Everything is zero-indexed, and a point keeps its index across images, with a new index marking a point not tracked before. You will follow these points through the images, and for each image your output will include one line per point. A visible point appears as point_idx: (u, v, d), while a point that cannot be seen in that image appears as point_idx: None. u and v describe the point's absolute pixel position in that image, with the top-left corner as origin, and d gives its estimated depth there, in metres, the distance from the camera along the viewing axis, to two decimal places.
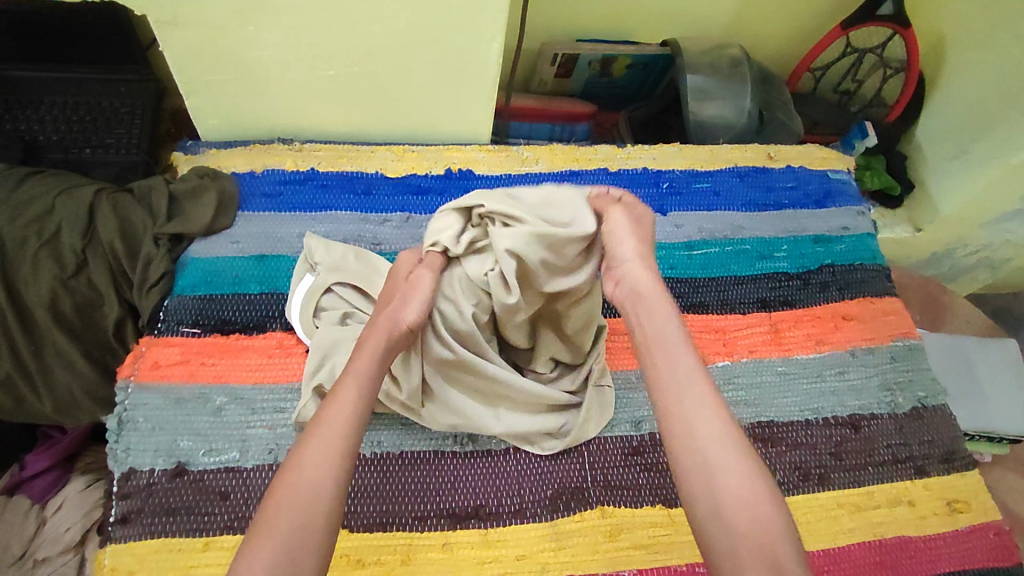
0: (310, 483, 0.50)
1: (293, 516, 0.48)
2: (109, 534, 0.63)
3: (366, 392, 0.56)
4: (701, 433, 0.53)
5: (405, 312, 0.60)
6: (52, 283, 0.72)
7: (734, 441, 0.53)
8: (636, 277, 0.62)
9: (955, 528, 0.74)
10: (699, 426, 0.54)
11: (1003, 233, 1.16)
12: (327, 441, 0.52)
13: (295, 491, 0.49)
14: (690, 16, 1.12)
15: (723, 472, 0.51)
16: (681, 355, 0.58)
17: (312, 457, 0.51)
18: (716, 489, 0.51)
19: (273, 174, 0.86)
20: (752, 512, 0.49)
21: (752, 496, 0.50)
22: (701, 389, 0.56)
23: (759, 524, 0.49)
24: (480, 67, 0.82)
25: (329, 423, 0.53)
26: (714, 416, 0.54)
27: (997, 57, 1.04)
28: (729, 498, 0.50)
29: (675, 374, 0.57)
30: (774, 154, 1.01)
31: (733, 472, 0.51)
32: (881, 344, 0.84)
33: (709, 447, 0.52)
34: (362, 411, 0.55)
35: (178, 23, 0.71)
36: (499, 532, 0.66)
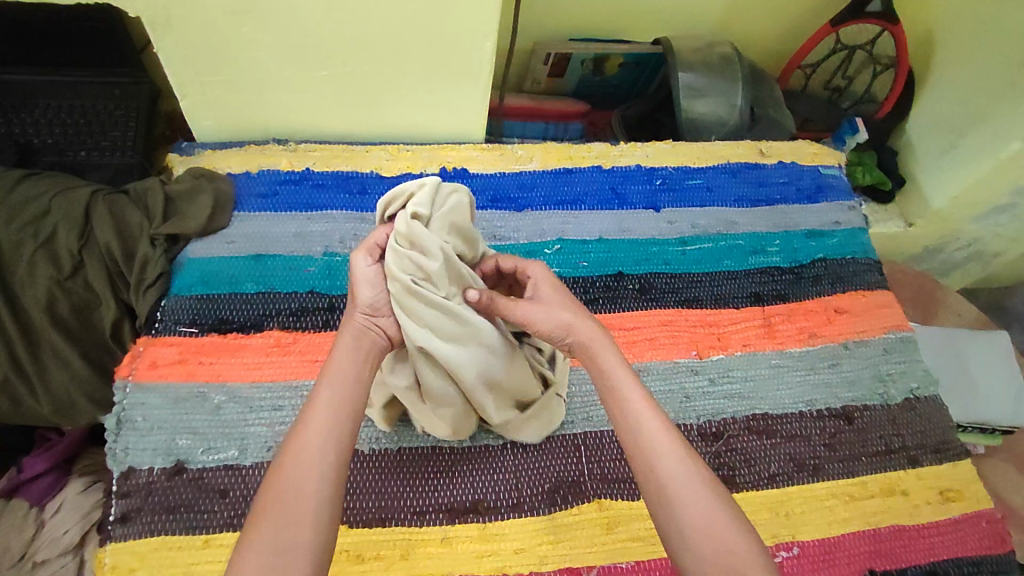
0: (300, 486, 0.48)
1: (283, 522, 0.46)
2: (109, 533, 0.63)
3: (346, 392, 0.54)
4: (663, 474, 0.52)
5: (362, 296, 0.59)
6: (48, 284, 0.73)
7: (696, 475, 0.53)
8: (581, 329, 0.60)
9: (948, 517, 0.74)
10: (660, 468, 0.53)
11: (994, 227, 1.17)
12: (311, 445, 0.50)
13: (283, 497, 0.47)
14: (681, 14, 1.13)
15: (689, 510, 0.51)
16: (633, 395, 0.57)
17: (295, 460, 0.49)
18: (684, 528, 0.50)
19: (269, 174, 0.86)
20: (722, 545, 0.49)
21: (719, 527, 0.50)
22: (656, 426, 0.55)
23: (731, 555, 0.48)
24: (473, 66, 0.82)
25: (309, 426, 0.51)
26: (674, 454, 0.53)
27: (987, 51, 1.05)
28: (697, 534, 0.50)
29: (629, 416, 0.56)
30: (765, 150, 1.02)
31: (699, 508, 0.51)
32: (873, 336, 0.85)
33: (672, 486, 0.52)
34: (344, 410, 0.53)
35: (172, 25, 0.72)
36: (497, 527, 0.66)
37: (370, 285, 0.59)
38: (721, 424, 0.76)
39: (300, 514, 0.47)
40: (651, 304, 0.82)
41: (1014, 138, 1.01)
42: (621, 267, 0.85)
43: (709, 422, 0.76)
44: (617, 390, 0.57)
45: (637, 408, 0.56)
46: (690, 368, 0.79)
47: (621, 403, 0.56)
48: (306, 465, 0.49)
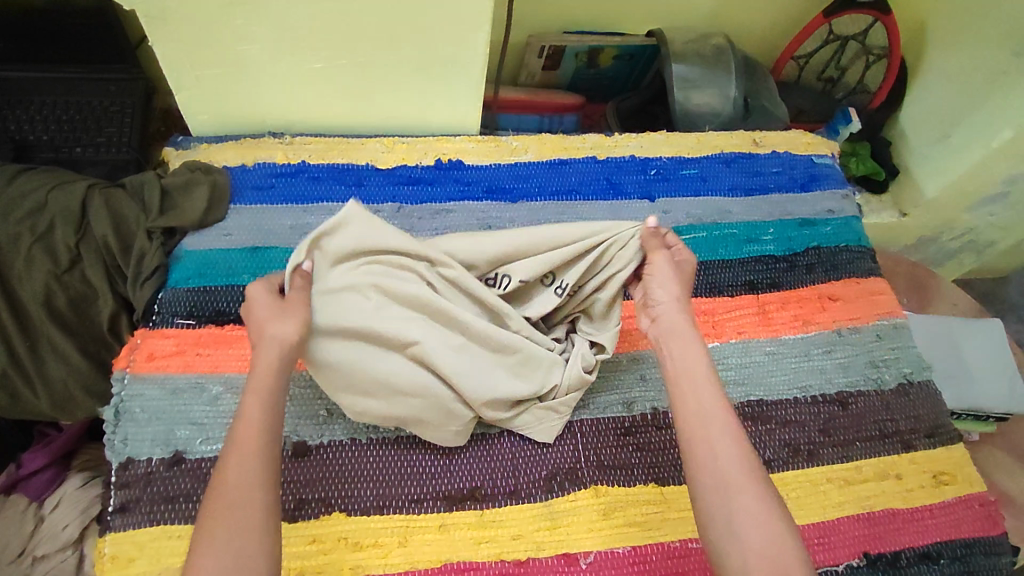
0: (240, 495, 0.51)
1: (229, 528, 0.50)
2: (108, 523, 0.63)
3: (273, 398, 0.57)
4: (723, 458, 0.56)
5: (275, 324, 0.60)
6: (46, 278, 0.73)
7: (749, 466, 0.56)
8: (671, 316, 0.66)
9: (941, 500, 0.75)
10: (722, 451, 0.57)
11: (987, 216, 1.18)
12: (244, 453, 0.53)
13: (225, 504, 0.51)
14: (674, 6, 1.13)
15: (739, 495, 0.55)
16: (705, 381, 0.61)
17: (235, 469, 0.53)
18: (735, 512, 0.54)
19: (265, 167, 0.86)
20: (766, 531, 0.53)
21: (764, 516, 0.53)
22: (722, 414, 0.59)
23: (772, 543, 0.52)
24: (467, 57, 0.83)
25: (242, 438, 0.54)
26: (734, 442, 0.57)
27: (979, 40, 1.06)
28: (745, 518, 0.54)
29: (699, 400, 0.60)
30: (759, 139, 1.02)
31: (750, 495, 0.55)
32: (867, 323, 0.86)
33: (729, 470, 0.56)
34: (271, 418, 0.56)
35: (167, 18, 0.72)
36: (494, 513, 0.67)
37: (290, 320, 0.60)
38: None
39: (244, 518, 0.51)
40: None
41: (1006, 126, 1.02)
42: None
43: None
44: (693, 375, 0.62)
45: (709, 395, 0.60)
46: None
47: (694, 389, 0.61)
48: (246, 474, 0.52)
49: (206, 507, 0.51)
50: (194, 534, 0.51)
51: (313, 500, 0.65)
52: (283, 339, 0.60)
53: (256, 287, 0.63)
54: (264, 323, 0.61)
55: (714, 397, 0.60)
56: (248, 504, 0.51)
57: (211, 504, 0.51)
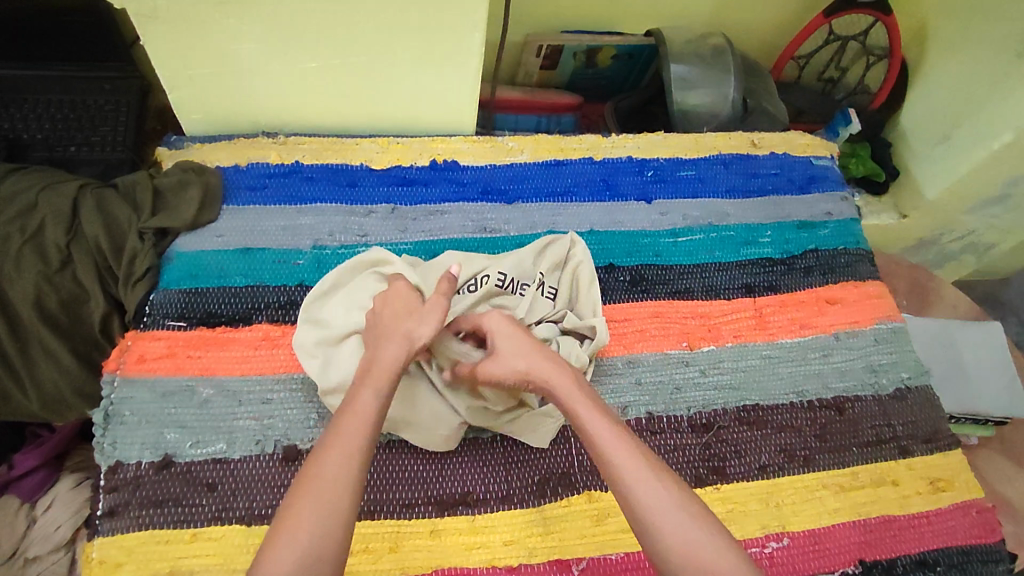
0: (333, 490, 0.50)
1: (312, 521, 0.48)
2: (97, 527, 0.63)
3: (386, 396, 0.57)
4: (640, 497, 0.52)
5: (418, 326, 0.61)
6: (36, 279, 0.72)
7: (671, 492, 0.53)
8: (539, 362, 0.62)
9: (937, 507, 0.75)
10: (633, 486, 0.53)
11: (988, 218, 1.17)
12: (347, 448, 0.52)
13: (316, 496, 0.50)
14: (673, 5, 1.12)
15: (667, 528, 0.51)
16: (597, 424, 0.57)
17: (333, 463, 0.52)
18: (665, 544, 0.51)
19: (258, 167, 0.86)
20: (702, 558, 0.49)
21: (698, 540, 0.50)
22: (625, 451, 0.55)
23: (707, 563, 0.49)
24: (462, 57, 0.82)
25: (345, 431, 0.54)
26: (646, 475, 0.53)
27: (981, 40, 1.04)
28: (679, 551, 0.50)
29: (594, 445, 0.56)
30: (758, 140, 1.01)
31: (678, 525, 0.51)
32: (865, 327, 0.85)
33: (649, 506, 0.52)
34: (378, 420, 0.56)
35: (158, 17, 0.71)
36: (487, 518, 0.66)
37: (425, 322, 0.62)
38: (712, 415, 0.76)
39: (330, 504, 0.49)
40: (641, 295, 0.82)
41: (1007, 128, 1.01)
42: (610, 259, 0.85)
43: (700, 413, 0.76)
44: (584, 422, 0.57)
45: (606, 439, 0.56)
46: (680, 360, 0.78)
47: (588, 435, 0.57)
48: (341, 468, 0.51)
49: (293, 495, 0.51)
50: (276, 519, 0.49)
51: None
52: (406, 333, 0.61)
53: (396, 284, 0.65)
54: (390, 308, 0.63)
55: (609, 436, 0.56)
56: (336, 500, 0.50)
57: (302, 491, 0.50)
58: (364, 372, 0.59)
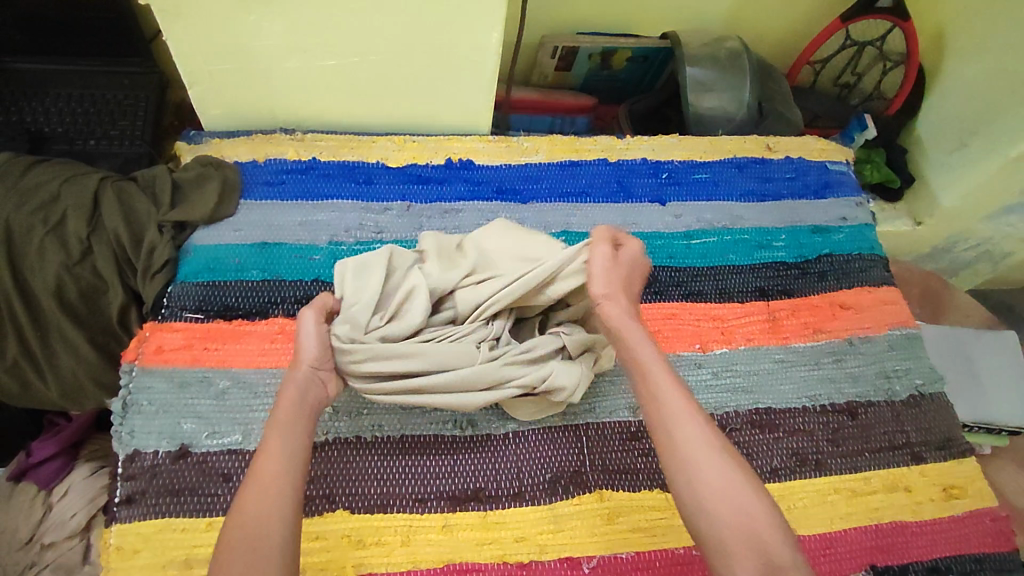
0: (254, 527, 0.49)
1: (242, 558, 0.48)
2: (114, 514, 0.64)
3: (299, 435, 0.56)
4: (684, 438, 0.55)
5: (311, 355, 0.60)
6: (57, 270, 0.73)
7: (711, 439, 0.55)
8: (609, 306, 0.64)
9: (950, 514, 0.74)
10: (678, 430, 0.56)
11: (1004, 227, 1.16)
12: (265, 483, 0.52)
13: (239, 533, 0.49)
14: (689, 8, 1.13)
15: (706, 469, 0.54)
16: (656, 367, 0.60)
17: (252, 503, 0.51)
18: (701, 490, 0.53)
19: (276, 163, 0.87)
20: (735, 502, 0.52)
21: (732, 485, 0.53)
22: (677, 396, 0.58)
23: (741, 514, 0.51)
24: (479, 57, 0.82)
25: (260, 473, 0.52)
26: (693, 419, 0.56)
27: (999, 47, 1.04)
28: (713, 493, 0.53)
29: (649, 385, 0.59)
30: (773, 144, 1.01)
31: (714, 469, 0.54)
32: (879, 333, 0.85)
33: (691, 449, 0.55)
34: (296, 456, 0.54)
35: (181, 13, 0.72)
36: (498, 515, 0.67)
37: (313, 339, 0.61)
38: (724, 418, 0.76)
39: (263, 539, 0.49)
40: (655, 297, 0.82)
41: None
42: None
43: (713, 416, 0.76)
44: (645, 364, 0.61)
45: (660, 381, 0.59)
46: (693, 362, 0.78)
47: (646, 375, 0.60)
48: (263, 506, 0.50)
49: (222, 536, 0.50)
50: (211, 560, 0.49)
51: (316, 497, 0.65)
52: (303, 376, 0.59)
53: (306, 311, 0.62)
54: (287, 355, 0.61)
55: (665, 381, 0.59)
56: (265, 534, 0.49)
57: (225, 535, 0.49)
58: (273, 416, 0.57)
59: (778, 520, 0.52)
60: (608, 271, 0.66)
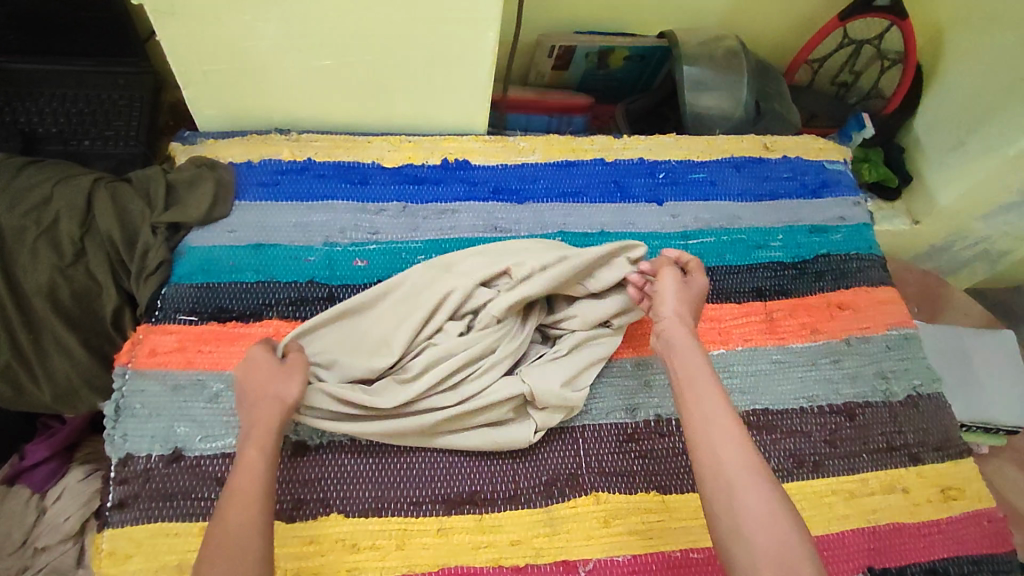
0: (233, 538, 0.51)
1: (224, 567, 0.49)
2: (107, 518, 0.63)
3: (272, 449, 0.58)
4: (728, 461, 0.55)
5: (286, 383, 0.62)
6: (50, 271, 0.73)
7: (758, 468, 0.55)
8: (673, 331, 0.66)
9: (948, 515, 0.74)
10: (725, 454, 0.56)
11: (1003, 226, 1.16)
12: (246, 498, 0.54)
13: (222, 544, 0.51)
14: (686, 7, 1.12)
15: (745, 494, 0.53)
16: (710, 393, 0.60)
17: (236, 513, 0.53)
18: (741, 513, 0.52)
19: (271, 163, 0.86)
20: (774, 532, 0.51)
21: (771, 516, 0.52)
22: (727, 421, 0.58)
23: (778, 543, 0.51)
24: (476, 56, 0.82)
25: (240, 485, 0.54)
26: (741, 446, 0.56)
27: (998, 46, 1.03)
28: (750, 518, 0.52)
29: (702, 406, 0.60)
30: (770, 144, 1.01)
31: (757, 495, 0.53)
32: (876, 333, 0.84)
33: (735, 473, 0.54)
34: (267, 470, 0.56)
35: (174, 13, 0.71)
36: (494, 518, 0.66)
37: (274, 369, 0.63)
38: None
39: (241, 552, 0.50)
40: None
41: None
42: None
43: None
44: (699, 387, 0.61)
45: (714, 406, 0.59)
46: None
47: (698, 399, 0.60)
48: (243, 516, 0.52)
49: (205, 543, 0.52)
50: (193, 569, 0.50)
51: (310, 501, 0.65)
52: (279, 389, 0.62)
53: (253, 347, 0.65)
54: (259, 373, 0.63)
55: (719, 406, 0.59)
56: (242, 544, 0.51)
57: (209, 543, 0.51)
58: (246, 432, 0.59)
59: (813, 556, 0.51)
60: (682, 289, 0.70)
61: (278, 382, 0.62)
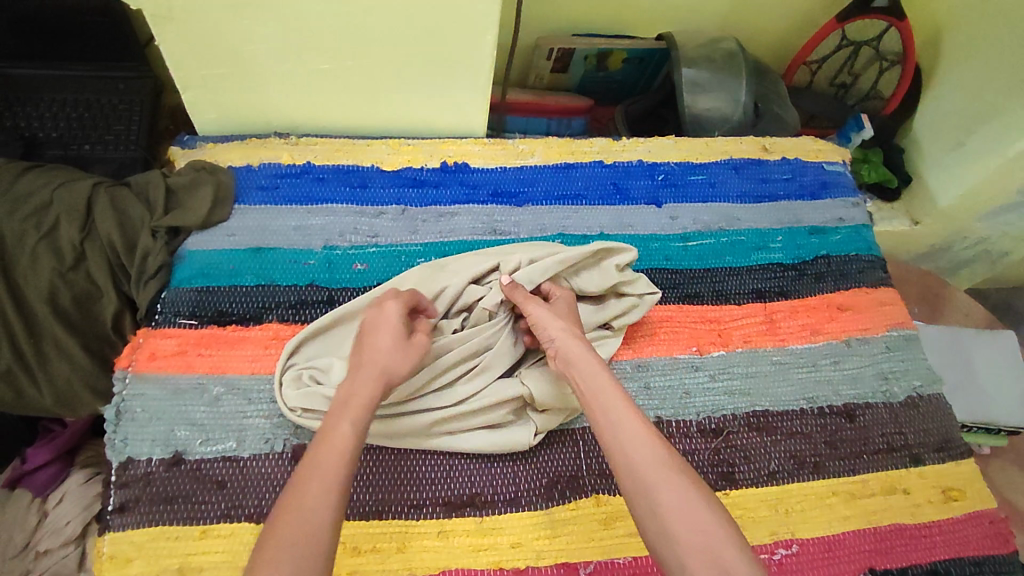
0: (314, 520, 0.47)
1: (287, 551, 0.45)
2: (107, 522, 0.63)
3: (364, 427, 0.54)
4: (642, 463, 0.52)
5: (399, 362, 0.60)
6: (51, 276, 0.73)
7: (671, 461, 0.52)
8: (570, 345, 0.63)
9: (950, 516, 0.74)
10: (637, 452, 0.53)
11: (1002, 226, 1.16)
12: (330, 475, 0.49)
13: (299, 526, 0.46)
14: (685, 9, 1.12)
15: (664, 491, 0.50)
16: (613, 397, 0.57)
17: (316, 493, 0.48)
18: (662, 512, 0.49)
19: (270, 167, 0.86)
20: (699, 526, 0.48)
21: (692, 511, 0.49)
22: (634, 421, 0.55)
23: (704, 533, 0.48)
24: (475, 59, 0.82)
25: (329, 459, 0.50)
26: (651, 442, 0.53)
27: (996, 47, 1.03)
28: (672, 513, 0.49)
29: (607, 411, 0.56)
30: (770, 146, 1.01)
31: (674, 489, 0.50)
32: (876, 334, 0.84)
33: (648, 472, 0.51)
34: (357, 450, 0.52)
35: (174, 18, 0.71)
36: (494, 520, 0.66)
37: (388, 333, 0.62)
38: (721, 420, 0.75)
39: (316, 537, 0.46)
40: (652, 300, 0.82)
41: (1020, 136, 1.00)
42: None
43: (710, 418, 0.75)
44: (598, 394, 0.58)
45: (619, 408, 0.56)
46: (690, 364, 0.78)
47: (603, 404, 0.57)
48: (320, 494, 0.48)
49: (273, 521, 0.47)
50: (253, 555, 0.45)
51: None
52: (389, 363, 0.60)
53: (388, 303, 0.64)
54: (381, 340, 0.61)
55: (625, 410, 0.56)
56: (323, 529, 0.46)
57: (279, 522, 0.46)
58: (341, 404, 0.56)
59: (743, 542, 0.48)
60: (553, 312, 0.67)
61: (392, 355, 0.60)
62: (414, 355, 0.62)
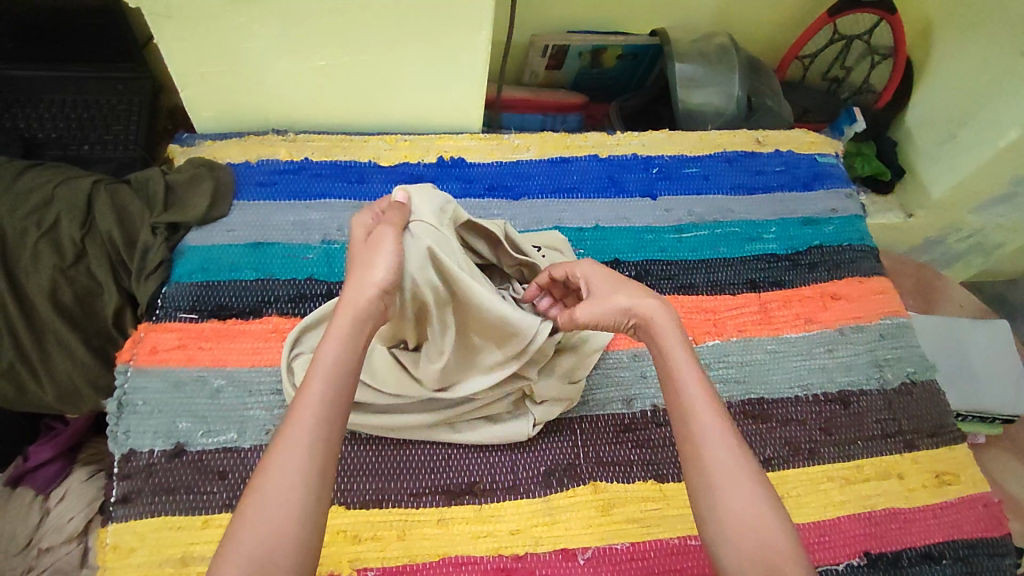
0: (270, 504, 0.45)
1: (254, 535, 0.44)
2: (110, 513, 0.64)
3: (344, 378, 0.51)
4: (710, 457, 0.52)
5: (372, 273, 0.54)
6: (52, 272, 0.73)
7: (740, 460, 0.52)
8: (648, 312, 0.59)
9: (944, 500, 0.75)
10: (704, 448, 0.53)
11: (995, 218, 1.17)
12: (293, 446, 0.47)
13: (260, 508, 0.45)
14: (678, 5, 1.13)
15: (728, 494, 0.51)
16: (688, 377, 0.56)
17: (277, 469, 0.47)
18: (722, 514, 0.50)
19: (268, 164, 0.87)
20: (755, 529, 0.49)
21: (756, 515, 0.50)
22: (708, 412, 0.54)
23: (761, 541, 0.49)
24: (470, 54, 0.83)
25: (299, 424, 0.48)
26: (722, 437, 0.53)
27: (986, 40, 1.04)
28: (734, 518, 0.50)
29: (682, 396, 0.55)
30: (762, 138, 1.02)
31: (738, 492, 0.51)
32: (869, 322, 0.85)
33: (715, 470, 0.52)
34: (336, 405, 0.50)
35: (171, 15, 0.72)
36: (492, 508, 0.67)
37: (361, 248, 0.55)
38: None
39: (277, 521, 0.45)
40: None
41: (1011, 128, 1.01)
42: (616, 254, 0.86)
43: None
44: (674, 371, 0.56)
45: (693, 395, 0.55)
46: None
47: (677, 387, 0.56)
48: (290, 469, 0.47)
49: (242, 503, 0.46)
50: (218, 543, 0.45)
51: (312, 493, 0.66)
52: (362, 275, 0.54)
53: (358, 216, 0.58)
54: (355, 266, 0.55)
55: (699, 396, 0.55)
56: (283, 510, 0.45)
57: (245, 507, 0.46)
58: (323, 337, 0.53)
59: (794, 541, 0.49)
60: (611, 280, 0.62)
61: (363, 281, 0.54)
62: (389, 257, 0.54)
